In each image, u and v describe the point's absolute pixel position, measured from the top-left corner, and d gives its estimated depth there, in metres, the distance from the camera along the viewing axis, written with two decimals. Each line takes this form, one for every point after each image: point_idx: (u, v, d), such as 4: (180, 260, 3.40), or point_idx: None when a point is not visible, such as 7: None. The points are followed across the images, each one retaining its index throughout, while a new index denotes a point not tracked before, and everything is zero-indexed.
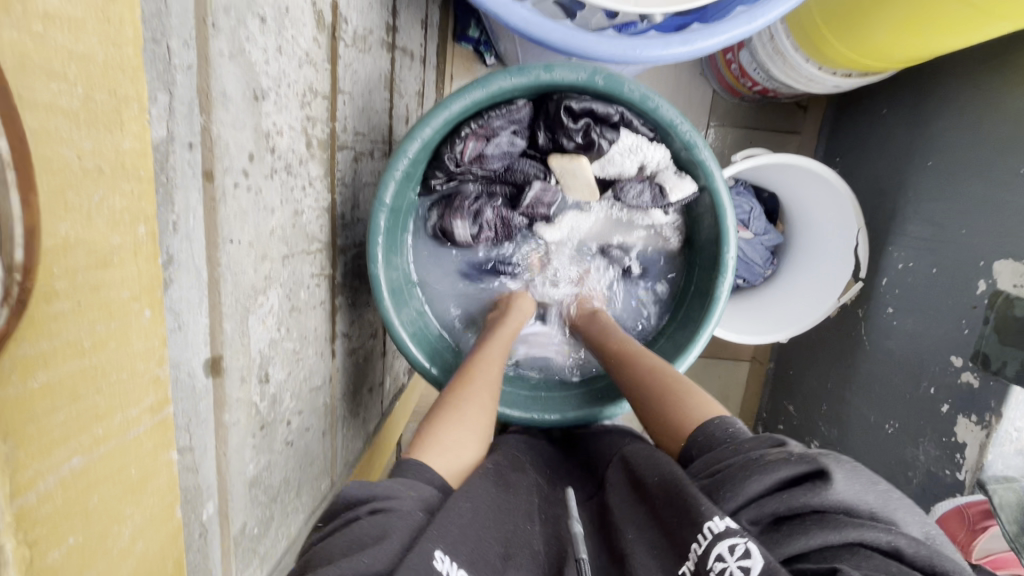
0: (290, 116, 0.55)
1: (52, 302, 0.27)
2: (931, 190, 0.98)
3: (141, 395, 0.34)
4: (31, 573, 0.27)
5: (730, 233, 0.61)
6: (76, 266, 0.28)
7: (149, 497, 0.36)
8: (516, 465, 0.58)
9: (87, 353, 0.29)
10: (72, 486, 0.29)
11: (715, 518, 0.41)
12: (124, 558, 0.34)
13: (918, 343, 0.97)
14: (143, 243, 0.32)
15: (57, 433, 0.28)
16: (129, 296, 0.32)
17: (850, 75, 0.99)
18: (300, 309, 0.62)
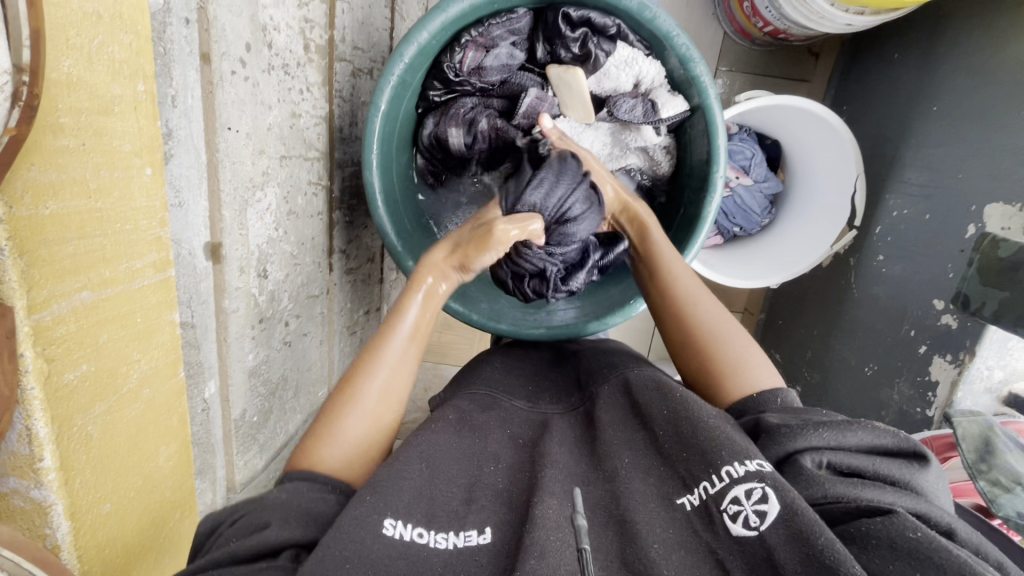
0: (288, 13, 0.55)
1: (59, 136, 0.28)
2: (933, 136, 0.98)
3: (144, 249, 0.36)
4: (48, 385, 0.30)
5: (721, 153, 0.61)
6: (80, 109, 0.30)
7: (155, 350, 0.39)
8: (484, 404, 0.58)
9: (93, 195, 0.31)
10: (84, 317, 0.32)
11: (736, 463, 0.42)
12: (133, 401, 0.37)
13: (904, 288, 0.99)
14: (143, 100, 0.34)
15: (67, 263, 0.30)
16: (131, 150, 0.34)
17: (862, 12, 0.97)
18: (297, 215, 0.64)
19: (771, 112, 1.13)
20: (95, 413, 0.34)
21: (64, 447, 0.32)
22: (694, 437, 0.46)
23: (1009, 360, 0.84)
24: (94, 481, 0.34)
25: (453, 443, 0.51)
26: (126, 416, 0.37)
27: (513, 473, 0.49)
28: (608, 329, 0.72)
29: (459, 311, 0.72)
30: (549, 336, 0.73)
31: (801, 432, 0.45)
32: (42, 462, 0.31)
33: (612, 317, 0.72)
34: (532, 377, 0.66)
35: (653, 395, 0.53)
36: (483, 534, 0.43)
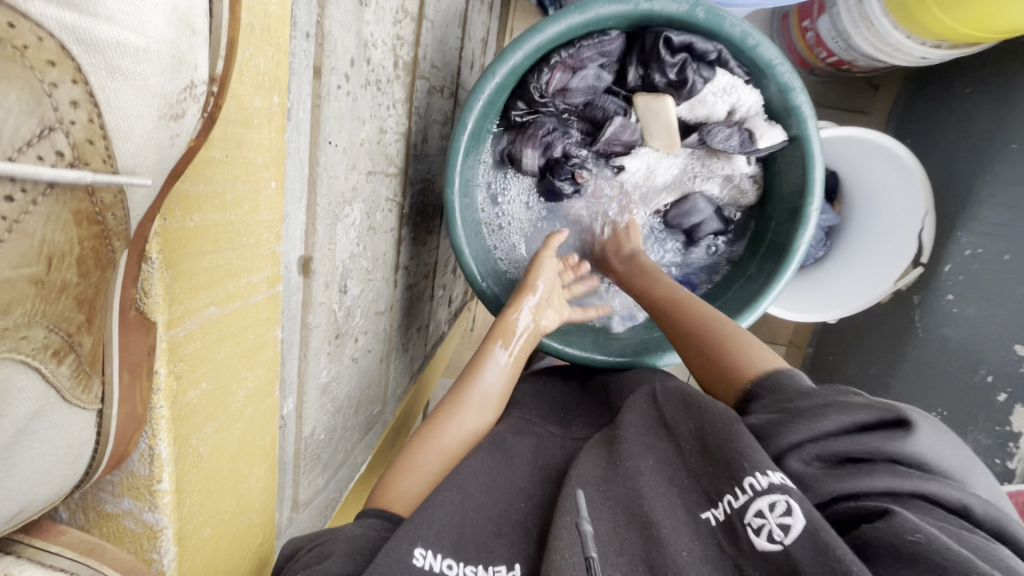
0: (385, 31, 0.55)
1: (208, 147, 0.32)
2: (1013, 174, 0.94)
3: (261, 264, 0.38)
4: (173, 405, 0.33)
5: (818, 185, 0.59)
6: (224, 121, 0.32)
7: (259, 369, 0.40)
8: (515, 429, 0.57)
9: (229, 207, 0.34)
10: (208, 333, 0.35)
11: (760, 473, 0.39)
12: (237, 422, 0.39)
13: (980, 331, 0.94)
14: (277, 112, 0.36)
15: (200, 276, 0.33)
16: (262, 162, 0.36)
17: (939, 45, 0.93)
18: (375, 230, 0.63)
19: (833, 144, 1.11)
20: (205, 434, 0.36)
21: (179, 467, 0.34)
22: (721, 454, 0.43)
23: None
24: (197, 505, 0.36)
25: (480, 478, 0.49)
26: (230, 436, 0.38)
27: (533, 501, 0.48)
28: (683, 360, 0.68)
29: None
30: (619, 364, 0.70)
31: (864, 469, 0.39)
32: (160, 483, 0.33)
33: None
34: (559, 404, 0.65)
35: (677, 405, 0.50)
36: (512, 571, 0.42)
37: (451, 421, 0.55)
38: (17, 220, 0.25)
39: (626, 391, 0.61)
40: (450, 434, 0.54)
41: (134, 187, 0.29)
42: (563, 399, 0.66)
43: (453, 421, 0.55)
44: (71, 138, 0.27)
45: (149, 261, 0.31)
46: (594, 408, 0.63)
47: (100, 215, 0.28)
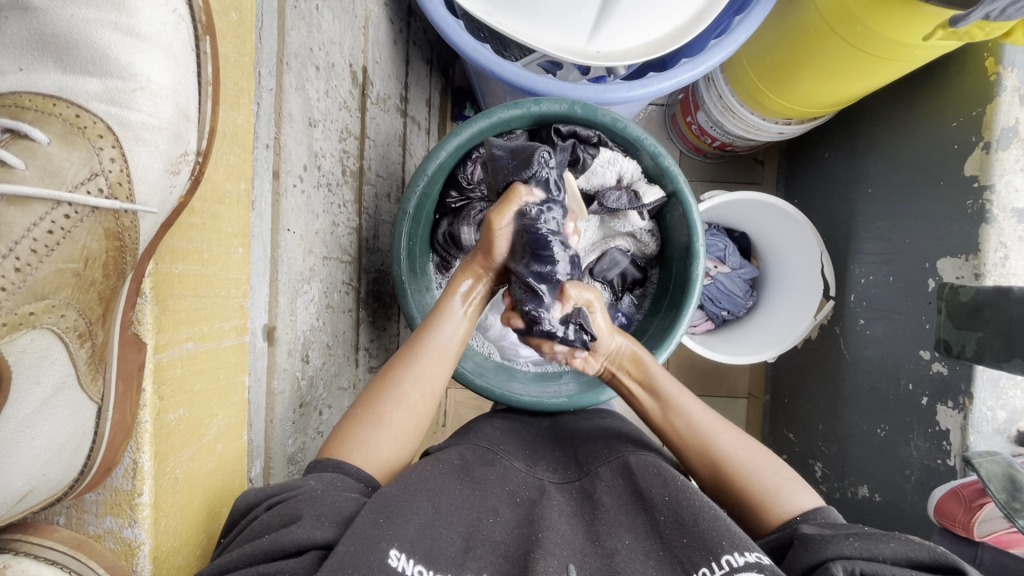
0: (332, 145, 0.69)
1: (190, 217, 0.48)
2: (875, 212, 1.12)
3: (230, 315, 0.51)
4: (157, 421, 0.45)
5: (699, 227, 0.72)
6: (203, 200, 0.49)
7: (230, 408, 0.53)
8: (484, 459, 0.63)
9: (205, 264, 0.49)
10: (186, 364, 0.48)
11: (735, 553, 0.47)
12: (210, 451, 0.51)
13: (891, 345, 1.05)
14: (243, 196, 0.53)
15: (182, 314, 0.47)
16: (231, 233, 0.52)
17: (790, 122, 1.15)
18: (333, 309, 0.71)
19: (731, 207, 1.28)
20: (182, 456, 0.48)
21: (158, 484, 0.45)
22: (695, 527, 0.51)
23: (1006, 399, 0.87)
24: (172, 526, 0.47)
25: (455, 494, 0.56)
26: (203, 465, 0.50)
27: (511, 529, 0.54)
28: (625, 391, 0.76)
29: (479, 383, 0.77)
30: (569, 405, 0.76)
31: (831, 539, 0.49)
32: (140, 496, 0.44)
33: None
34: (528, 443, 0.70)
35: (654, 481, 0.57)
36: None
37: (408, 373, 0.62)
38: (69, 232, 0.42)
39: (596, 446, 0.67)
40: (413, 394, 0.61)
41: (144, 215, 0.45)
42: (533, 438, 0.72)
43: (412, 381, 0.62)
44: (108, 181, 0.44)
45: (143, 298, 0.45)
46: (565, 455, 0.68)
47: (121, 235, 0.44)
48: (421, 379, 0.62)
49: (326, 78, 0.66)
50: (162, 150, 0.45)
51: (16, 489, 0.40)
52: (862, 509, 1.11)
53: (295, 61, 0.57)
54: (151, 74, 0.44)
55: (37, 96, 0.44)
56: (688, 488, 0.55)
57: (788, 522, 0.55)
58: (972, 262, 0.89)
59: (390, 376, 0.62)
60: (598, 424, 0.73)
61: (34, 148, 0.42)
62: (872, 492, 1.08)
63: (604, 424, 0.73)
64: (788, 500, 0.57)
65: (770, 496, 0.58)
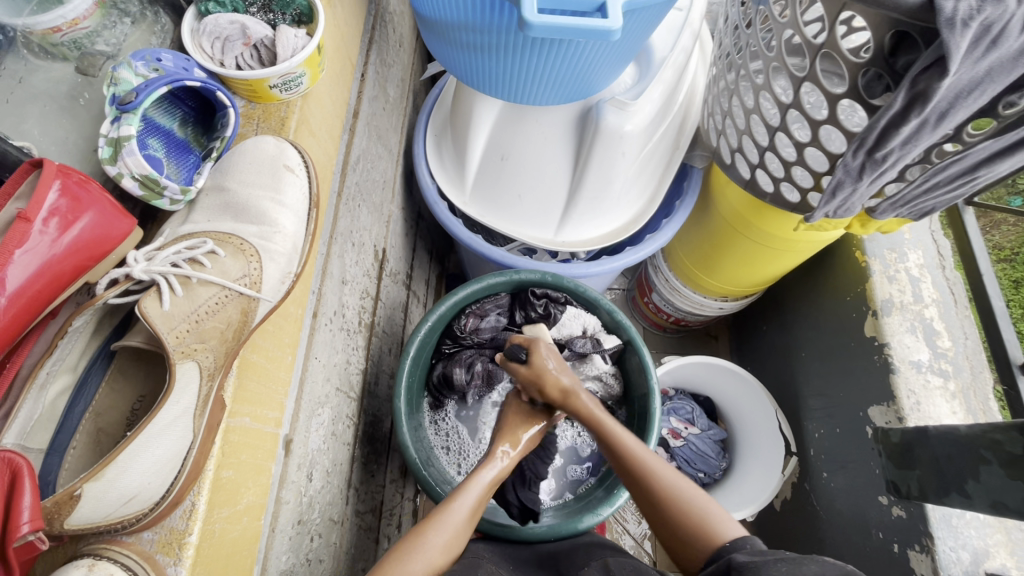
0: (355, 301, 0.87)
1: (269, 325, 0.62)
2: (812, 372, 1.29)
3: (273, 406, 0.61)
4: (219, 467, 0.52)
5: (652, 367, 0.87)
6: (277, 314, 0.63)
7: (257, 485, 0.57)
8: (469, 565, 0.68)
9: (269, 362, 0.62)
10: (237, 434, 0.54)
11: None
12: (239, 519, 0.54)
13: (853, 495, 1.11)
14: (297, 318, 0.68)
15: (246, 394, 0.57)
16: (286, 345, 0.65)
17: (726, 300, 1.40)
18: (336, 437, 0.79)
19: (693, 368, 1.44)
20: (221, 514, 0.51)
21: (203, 532, 0.49)
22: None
23: (964, 539, 0.92)
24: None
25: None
26: (232, 530, 0.53)
27: None
28: (602, 520, 0.82)
29: None
30: (550, 534, 0.80)
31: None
32: (189, 536, 0.48)
33: (602, 508, 0.82)
34: (518, 562, 0.75)
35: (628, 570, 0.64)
36: None
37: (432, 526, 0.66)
38: (216, 309, 0.58)
39: (576, 557, 0.73)
40: (432, 543, 0.64)
41: (262, 301, 0.61)
42: (518, 561, 0.75)
43: (432, 535, 0.65)
44: (250, 280, 0.62)
45: (229, 373, 0.56)
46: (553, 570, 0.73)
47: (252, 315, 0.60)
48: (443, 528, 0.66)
49: (358, 251, 0.88)
50: (284, 268, 0.64)
51: (127, 488, 0.46)
52: None
53: (340, 238, 0.79)
54: (287, 226, 0.66)
55: (219, 232, 0.64)
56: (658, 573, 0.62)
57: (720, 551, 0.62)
58: (893, 408, 1.03)
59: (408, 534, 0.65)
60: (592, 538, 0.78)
61: (215, 257, 0.62)
62: None
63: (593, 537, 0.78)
64: (725, 532, 0.65)
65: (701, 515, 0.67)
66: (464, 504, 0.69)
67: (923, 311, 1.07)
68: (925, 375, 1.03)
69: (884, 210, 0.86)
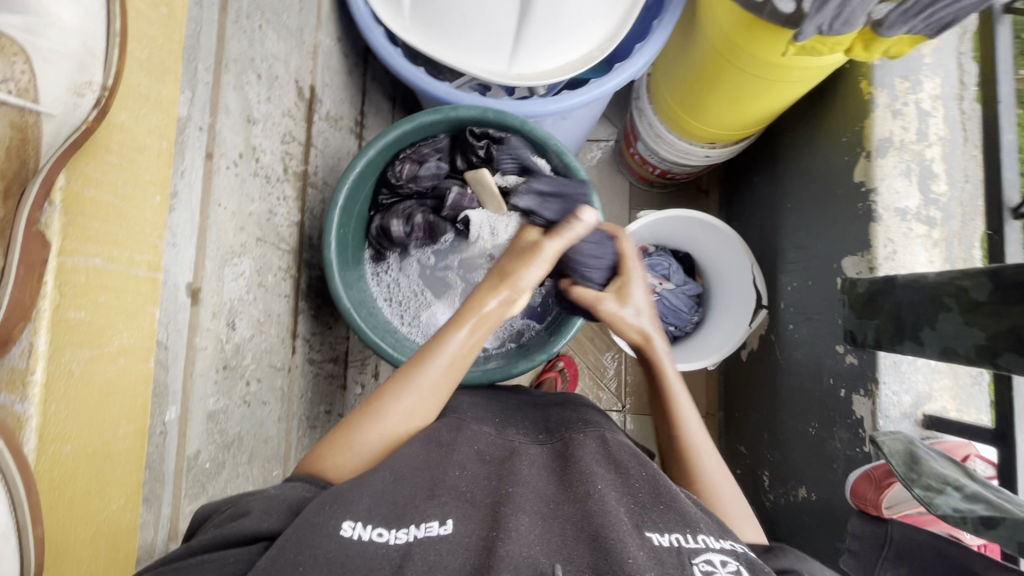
0: (272, 144, 0.78)
1: (106, 153, 0.49)
2: (795, 224, 1.21)
3: (145, 248, 0.52)
4: (60, 309, 0.43)
5: (601, 215, 0.81)
6: (120, 140, 0.51)
7: (135, 328, 0.51)
8: (452, 427, 0.68)
9: (117, 196, 0.49)
10: (93, 275, 0.47)
11: (711, 536, 0.56)
12: (112, 361, 0.49)
13: (814, 344, 1.11)
14: (164, 152, 0.56)
15: (89, 232, 0.46)
16: (149, 180, 0.54)
17: (713, 146, 1.27)
18: (267, 288, 0.77)
19: (669, 224, 1.37)
20: (79, 355, 0.45)
21: (50, 370, 0.42)
22: (673, 502, 0.59)
23: (910, 384, 0.92)
24: (62, 412, 0.44)
25: (419, 459, 0.62)
26: (102, 372, 0.48)
27: (478, 479, 0.61)
28: (536, 366, 0.83)
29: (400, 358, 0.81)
30: (485, 377, 0.83)
31: (812, 562, 0.60)
32: (32, 375, 0.41)
33: (537, 355, 0.83)
34: (497, 410, 0.77)
35: (630, 457, 0.66)
36: (443, 525, 0.54)
37: (394, 400, 0.66)
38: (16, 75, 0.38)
39: (568, 419, 0.75)
40: (392, 414, 0.66)
41: (47, 118, 0.42)
42: (505, 405, 0.78)
43: (395, 403, 0.66)
44: None
45: (53, 207, 0.43)
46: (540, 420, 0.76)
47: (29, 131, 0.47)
48: (411, 396, 0.67)
49: (270, 86, 0.77)
50: (66, 72, 0.44)
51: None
52: (803, 511, 1.12)
53: (235, 65, 0.68)
54: None
55: None
56: (662, 473, 0.64)
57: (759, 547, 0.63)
58: (866, 258, 0.97)
59: (374, 404, 0.66)
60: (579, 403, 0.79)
61: None
62: (810, 492, 1.10)
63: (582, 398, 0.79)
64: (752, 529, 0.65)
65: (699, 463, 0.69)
66: (430, 379, 0.68)
67: (923, 152, 0.95)
68: (909, 223, 0.94)
69: (891, 23, 0.72)
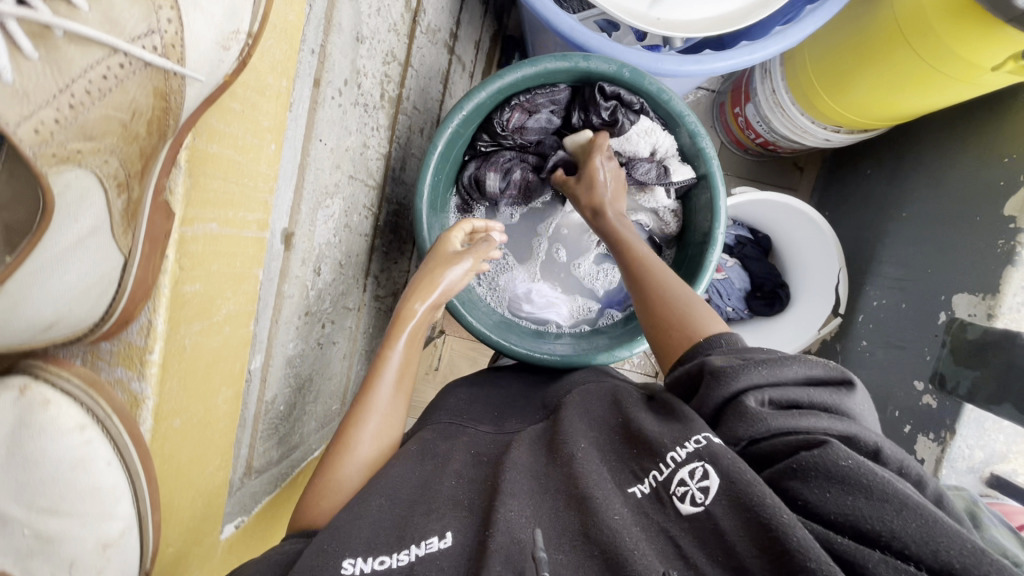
0: (374, 67, 0.68)
1: (231, 100, 0.49)
2: (904, 237, 1.10)
3: (255, 207, 0.53)
4: (178, 287, 0.48)
5: (723, 213, 0.73)
6: (247, 85, 0.50)
7: (241, 294, 0.55)
8: (445, 436, 0.66)
9: (239, 149, 0.51)
10: (207, 242, 0.50)
11: (678, 448, 0.48)
12: (216, 331, 0.53)
13: (888, 370, 1.06)
14: (283, 92, 0.53)
15: (211, 194, 0.49)
16: (268, 126, 0.53)
17: (838, 130, 1.12)
18: (351, 229, 0.72)
19: (759, 206, 1.26)
20: (192, 329, 0.50)
21: (167, 348, 0.48)
22: (645, 439, 0.53)
23: (987, 440, 0.88)
24: (174, 391, 0.50)
25: (414, 474, 0.57)
26: (208, 342, 0.52)
27: (473, 483, 0.56)
28: (616, 361, 0.77)
29: (474, 325, 0.77)
30: (562, 362, 0.77)
31: (743, 372, 0.51)
32: (150, 355, 0.47)
33: (619, 350, 0.77)
34: (497, 407, 0.73)
35: (619, 410, 0.61)
36: (444, 539, 0.49)
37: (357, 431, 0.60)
38: (120, 82, 0.41)
39: (563, 392, 0.70)
40: (363, 443, 0.60)
41: (190, 82, 0.45)
42: (505, 398, 0.75)
43: (360, 431, 0.60)
44: (162, 40, 0.42)
45: (178, 169, 0.47)
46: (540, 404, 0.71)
47: (169, 95, 0.44)
48: (375, 416, 0.62)
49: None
50: (215, 21, 0.45)
51: (43, 317, 0.41)
52: None
53: None
54: None
55: None
56: (641, 412, 0.58)
57: (693, 347, 0.58)
58: (987, 302, 0.88)
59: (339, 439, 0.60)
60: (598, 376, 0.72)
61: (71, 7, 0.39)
62: None
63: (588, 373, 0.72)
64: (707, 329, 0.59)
65: (690, 324, 0.60)
66: (386, 393, 0.63)
67: None
68: None
69: None
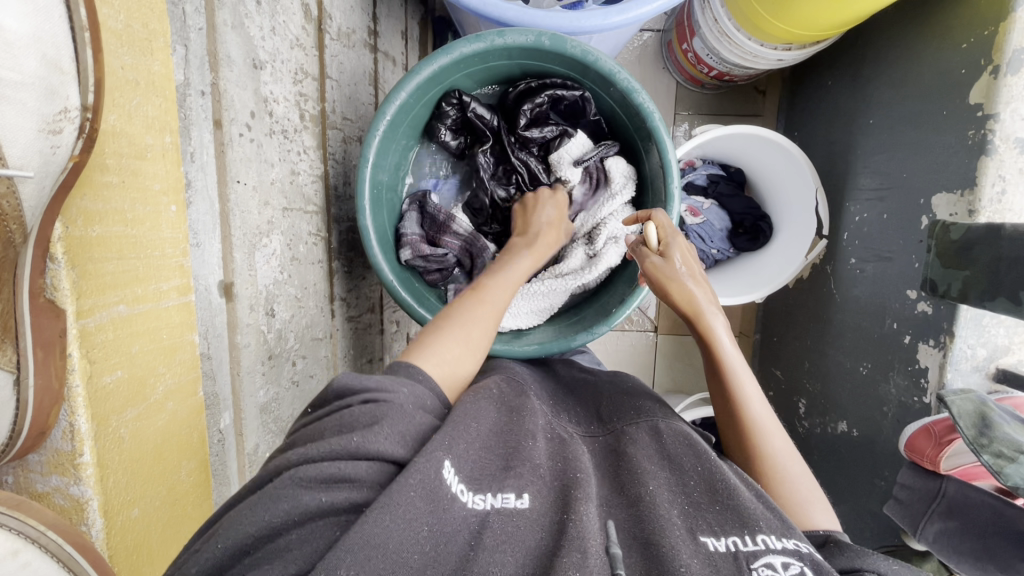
0: (286, 89, 0.65)
1: (104, 173, 0.47)
2: (876, 144, 1.06)
3: (168, 275, 0.54)
4: (94, 381, 0.47)
5: (673, 164, 0.74)
6: (121, 156, 0.48)
7: (177, 366, 0.56)
8: (518, 394, 0.62)
9: (128, 222, 0.49)
10: (119, 327, 0.50)
11: (771, 535, 0.46)
12: (159, 410, 0.55)
13: (880, 285, 1.03)
14: (169, 149, 0.52)
15: (107, 278, 0.48)
16: (159, 190, 0.52)
17: (790, 48, 1.07)
18: (300, 260, 0.70)
19: (724, 141, 1.21)
20: (127, 416, 0.51)
21: (98, 445, 0.48)
22: (730, 500, 0.49)
23: (988, 337, 0.87)
24: (122, 483, 0.51)
25: (493, 422, 0.55)
26: (153, 422, 0.54)
27: (548, 457, 0.54)
28: (596, 338, 0.78)
29: None
30: (541, 351, 0.78)
31: (870, 554, 0.48)
32: (81, 456, 0.47)
33: (598, 327, 0.78)
34: (550, 395, 0.71)
35: (686, 448, 0.56)
36: (520, 499, 0.47)
37: (434, 343, 0.62)
38: None
39: (619, 406, 0.67)
40: (446, 348, 0.62)
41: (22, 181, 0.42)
42: (556, 388, 0.74)
43: (433, 351, 0.61)
44: None
45: (56, 263, 0.44)
46: (585, 408, 0.69)
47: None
48: (440, 356, 0.61)
49: (271, 12, 0.61)
50: (32, 109, 0.42)
51: None
52: (839, 443, 1.13)
53: None
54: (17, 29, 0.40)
55: None
56: (721, 462, 0.54)
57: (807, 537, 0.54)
58: (966, 199, 0.86)
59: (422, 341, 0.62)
60: (615, 383, 0.73)
61: None
62: (851, 427, 1.10)
63: (625, 379, 0.73)
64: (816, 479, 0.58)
65: (797, 505, 0.56)
66: (476, 328, 0.65)
67: None
68: None
69: None
